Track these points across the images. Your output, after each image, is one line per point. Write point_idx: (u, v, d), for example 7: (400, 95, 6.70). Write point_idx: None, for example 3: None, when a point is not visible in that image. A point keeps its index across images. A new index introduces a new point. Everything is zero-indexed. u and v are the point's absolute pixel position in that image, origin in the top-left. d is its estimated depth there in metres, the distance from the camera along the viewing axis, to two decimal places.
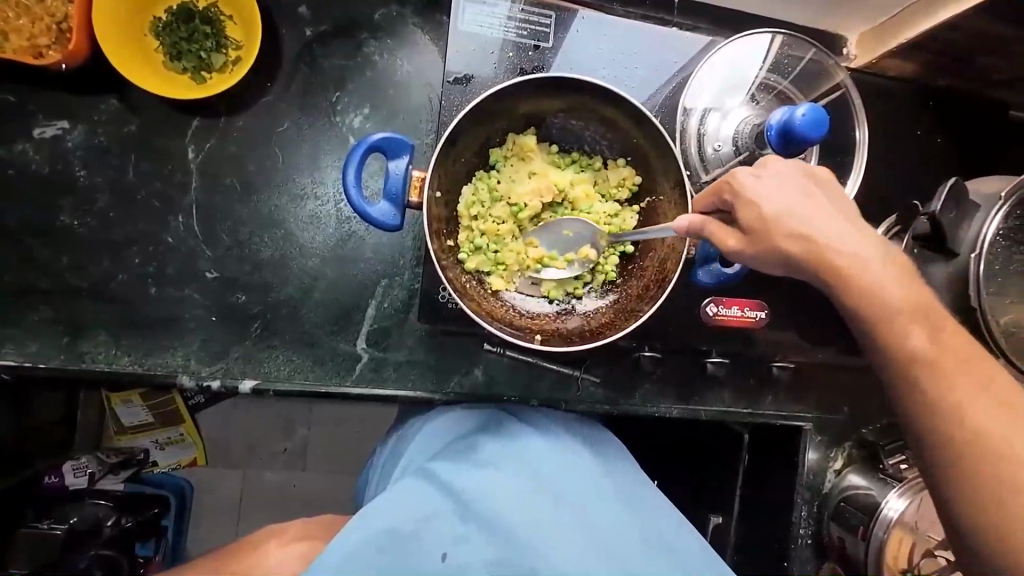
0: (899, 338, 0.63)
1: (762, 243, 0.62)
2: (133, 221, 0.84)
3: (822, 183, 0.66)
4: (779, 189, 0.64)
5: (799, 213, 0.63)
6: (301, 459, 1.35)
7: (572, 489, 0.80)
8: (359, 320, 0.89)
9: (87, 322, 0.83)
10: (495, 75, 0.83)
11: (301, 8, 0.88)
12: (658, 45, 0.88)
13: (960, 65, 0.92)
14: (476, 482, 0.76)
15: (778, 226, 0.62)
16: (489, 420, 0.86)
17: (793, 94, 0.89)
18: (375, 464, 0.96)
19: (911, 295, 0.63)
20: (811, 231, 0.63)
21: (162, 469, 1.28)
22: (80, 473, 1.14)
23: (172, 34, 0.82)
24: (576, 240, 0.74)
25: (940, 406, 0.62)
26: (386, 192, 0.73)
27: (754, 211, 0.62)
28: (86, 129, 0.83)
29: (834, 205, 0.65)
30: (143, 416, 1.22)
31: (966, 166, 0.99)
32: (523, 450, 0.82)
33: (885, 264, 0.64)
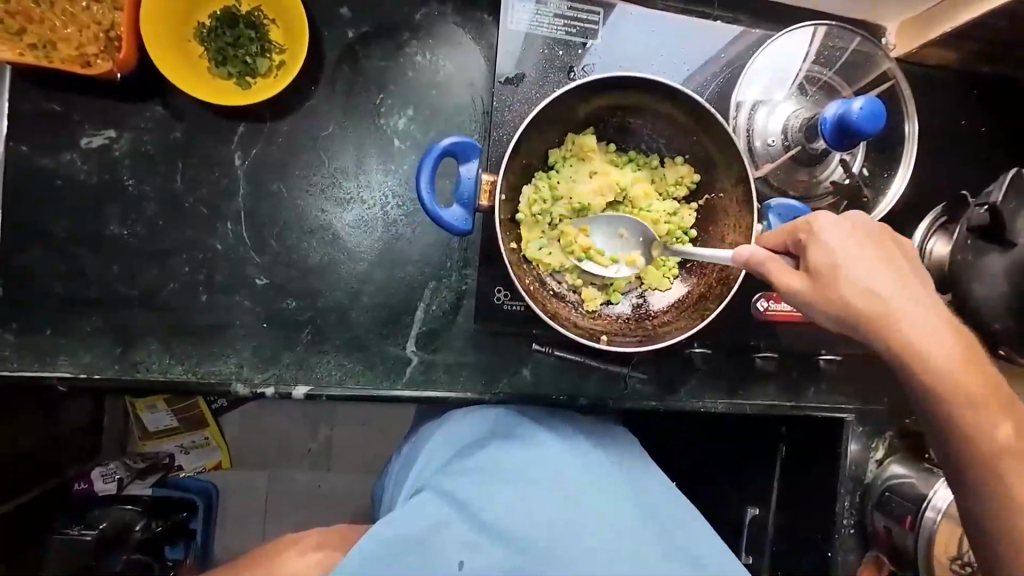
0: (984, 421, 0.63)
1: (833, 291, 0.62)
2: (182, 229, 0.84)
3: (891, 244, 0.67)
4: (867, 267, 0.63)
5: (897, 293, 0.63)
6: (328, 460, 1.36)
7: (588, 498, 0.76)
8: (408, 323, 0.89)
9: (139, 331, 0.83)
10: (543, 73, 0.82)
11: (343, 9, 0.87)
12: (703, 39, 0.87)
13: (1007, 52, 0.91)
14: (491, 490, 0.74)
15: (846, 279, 0.62)
16: (507, 422, 0.84)
17: (839, 84, 0.89)
18: (392, 470, 0.95)
19: (976, 377, 0.63)
20: (881, 297, 0.63)
21: (188, 473, 1.28)
22: (109, 478, 1.17)
23: (216, 39, 0.81)
24: (630, 245, 0.73)
25: (1012, 493, 0.61)
26: (457, 196, 0.72)
27: (826, 253, 0.62)
28: (132, 137, 0.82)
29: (893, 261, 0.65)
30: (168, 420, 1.22)
31: (1010, 154, 0.99)
32: (539, 454, 0.79)
33: (927, 318, 0.64)
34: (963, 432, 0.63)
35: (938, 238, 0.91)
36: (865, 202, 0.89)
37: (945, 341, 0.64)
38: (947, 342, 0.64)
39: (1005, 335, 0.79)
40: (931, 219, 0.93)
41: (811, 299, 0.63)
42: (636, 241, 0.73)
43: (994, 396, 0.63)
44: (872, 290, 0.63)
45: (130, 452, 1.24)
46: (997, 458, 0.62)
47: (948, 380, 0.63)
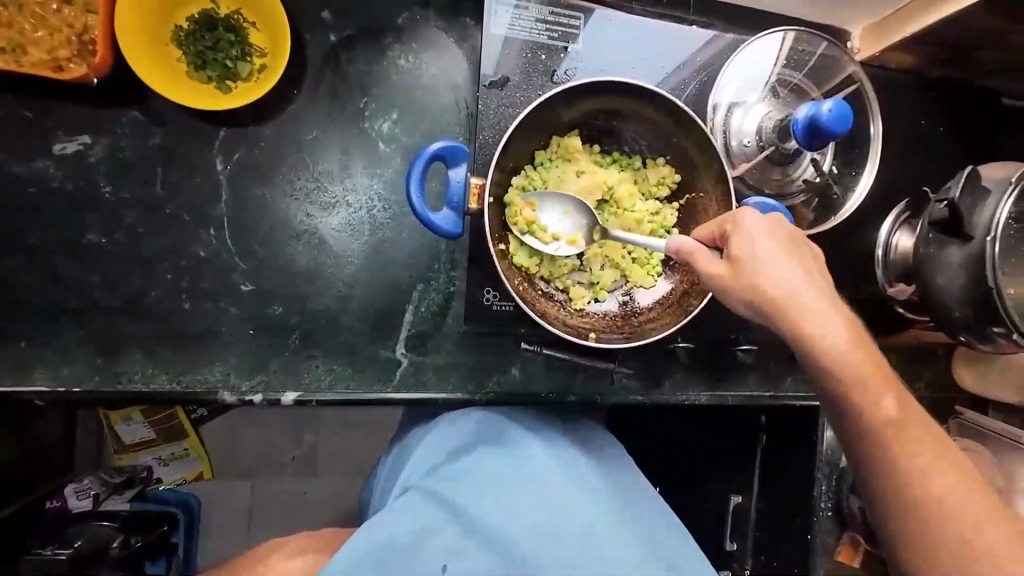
0: (869, 405, 0.64)
1: (744, 278, 0.65)
2: (163, 235, 0.82)
3: (802, 242, 0.68)
4: (778, 262, 0.65)
5: (801, 290, 0.65)
6: (314, 465, 1.34)
7: (574, 502, 0.75)
8: (398, 325, 0.89)
9: (121, 341, 0.81)
10: (527, 77, 0.84)
11: (325, 12, 0.86)
12: (679, 43, 0.90)
13: (961, 56, 0.96)
14: (479, 492, 0.74)
15: (753, 270, 0.65)
16: (493, 426, 0.83)
17: (808, 86, 0.93)
18: (381, 470, 0.96)
19: (870, 369, 0.65)
20: (790, 288, 0.64)
21: (168, 486, 1.26)
22: (84, 495, 1.13)
23: (195, 43, 0.80)
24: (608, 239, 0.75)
25: (905, 471, 0.63)
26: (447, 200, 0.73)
27: (746, 248, 0.65)
28: (109, 142, 0.80)
29: (801, 259, 0.66)
30: (145, 432, 1.19)
31: (965, 152, 1.05)
32: (525, 458, 0.79)
33: (831, 315, 0.65)
34: (859, 417, 0.64)
35: (903, 232, 0.97)
36: (834, 198, 0.94)
37: (828, 337, 0.64)
38: (844, 337, 0.65)
39: (964, 323, 0.84)
40: (895, 215, 0.98)
41: (723, 281, 0.66)
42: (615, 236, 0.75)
43: (883, 379, 0.65)
44: (789, 280, 0.65)
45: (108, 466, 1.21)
46: (887, 449, 0.63)
47: (845, 370, 0.64)
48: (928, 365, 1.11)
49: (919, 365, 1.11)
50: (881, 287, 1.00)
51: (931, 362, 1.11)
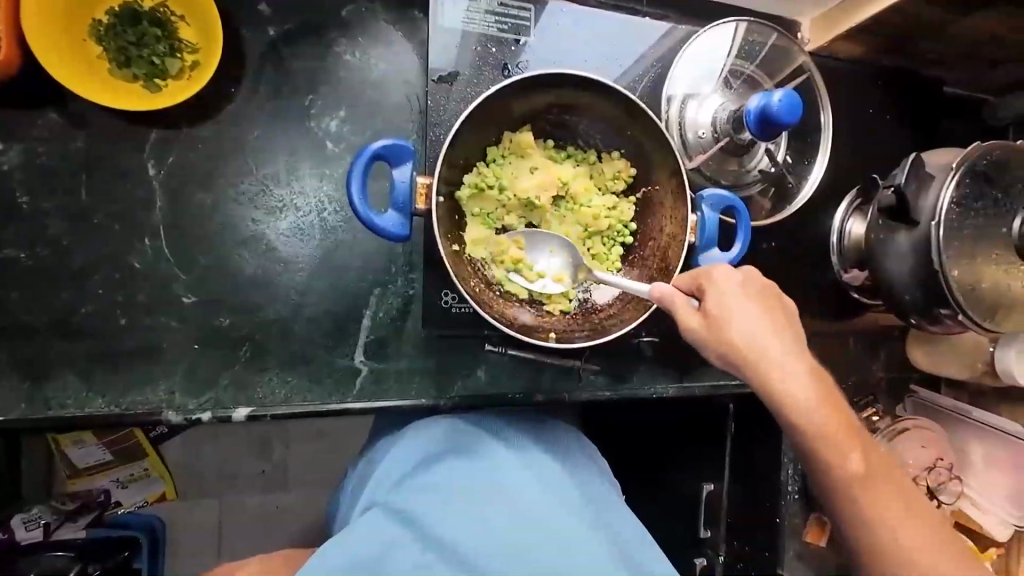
0: (840, 470, 0.64)
1: (722, 333, 0.65)
2: (92, 247, 0.76)
3: (775, 297, 0.69)
4: (746, 318, 0.65)
5: (770, 349, 0.65)
6: (281, 480, 1.29)
7: (545, 508, 0.72)
8: (355, 332, 0.86)
9: (50, 363, 0.75)
10: (479, 71, 0.81)
11: (261, 5, 0.82)
12: (633, 35, 0.89)
13: (905, 46, 0.99)
14: (448, 503, 0.70)
15: (725, 328, 0.65)
16: (460, 437, 0.81)
17: (760, 77, 0.93)
18: (347, 484, 0.93)
19: (841, 431, 0.64)
20: (754, 343, 0.65)
21: (128, 509, 1.19)
22: (33, 525, 1.07)
23: (116, 38, 0.74)
24: (559, 262, 0.74)
25: (885, 538, 0.62)
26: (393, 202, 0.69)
27: (720, 304, 0.65)
28: (24, 148, 0.74)
29: (771, 316, 0.67)
30: (100, 455, 1.12)
31: (911, 140, 1.08)
32: (493, 465, 0.77)
33: (802, 372, 0.66)
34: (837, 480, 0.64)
35: (855, 219, 0.99)
36: (789, 188, 0.95)
37: (802, 399, 0.65)
38: (815, 398, 0.65)
39: (913, 305, 0.86)
40: (846, 203, 1.00)
41: (698, 332, 0.66)
42: (568, 261, 0.73)
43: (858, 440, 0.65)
44: (759, 338, 0.65)
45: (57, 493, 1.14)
46: (861, 507, 0.63)
47: (811, 428, 0.64)
48: (884, 347, 1.15)
49: (876, 347, 1.14)
50: (837, 273, 1.02)
51: (888, 345, 1.14)
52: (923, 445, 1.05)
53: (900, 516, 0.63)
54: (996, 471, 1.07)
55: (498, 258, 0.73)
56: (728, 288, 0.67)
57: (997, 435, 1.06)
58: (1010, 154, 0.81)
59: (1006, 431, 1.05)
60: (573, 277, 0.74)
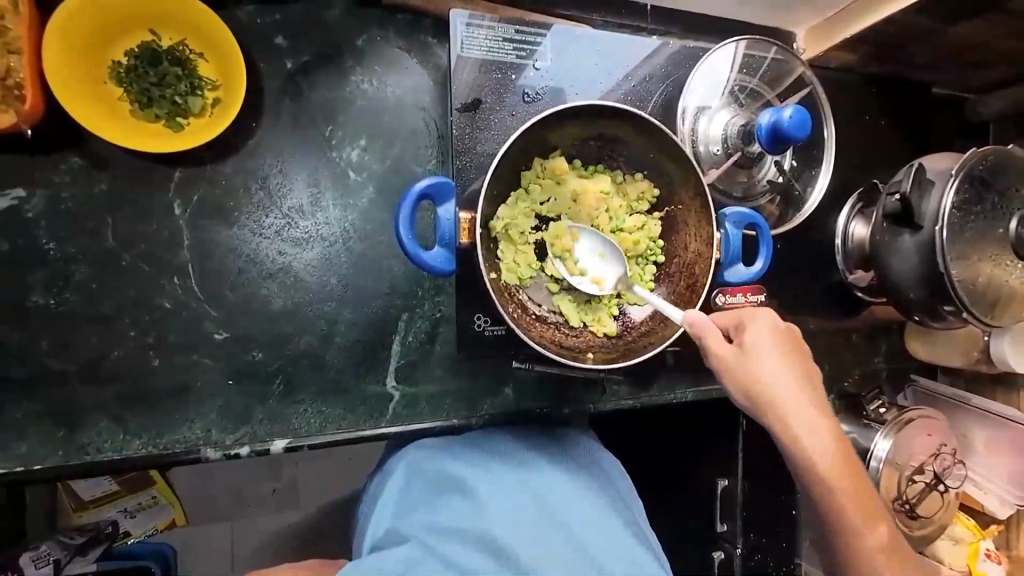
0: (850, 505, 0.69)
1: (755, 371, 0.69)
2: (120, 290, 0.76)
3: (799, 343, 0.72)
4: (773, 363, 0.70)
5: (796, 400, 0.69)
6: (293, 498, 1.30)
7: (555, 526, 0.76)
8: (386, 357, 0.87)
9: (83, 409, 0.74)
10: (496, 97, 0.83)
11: (278, 38, 0.82)
12: (642, 54, 0.91)
13: (896, 54, 1.03)
14: (459, 532, 0.74)
15: (747, 372, 0.69)
16: (471, 452, 0.85)
17: (763, 91, 0.97)
18: (364, 496, 0.93)
19: (848, 474, 0.70)
20: (769, 387, 0.69)
21: (137, 538, 1.19)
22: (43, 562, 1.05)
23: (139, 80, 0.74)
24: (605, 268, 0.77)
25: (868, 569, 0.69)
26: (438, 238, 0.70)
27: (757, 343, 0.70)
28: (48, 193, 0.73)
29: (796, 364, 0.70)
30: (107, 484, 1.13)
31: (903, 142, 1.13)
32: (504, 481, 0.81)
33: (813, 419, 0.70)
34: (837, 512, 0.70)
35: (858, 221, 1.04)
36: (797, 195, 0.99)
37: (825, 451, 0.69)
38: (830, 440, 0.70)
39: (917, 303, 0.91)
40: (848, 207, 1.05)
41: (734, 368, 0.69)
42: (612, 269, 0.77)
43: (859, 479, 0.70)
44: (786, 386, 0.69)
45: (64, 527, 1.13)
46: (852, 548, 0.70)
47: (826, 469, 0.69)
48: (885, 340, 1.20)
49: (878, 341, 1.19)
50: (841, 274, 1.08)
51: (887, 337, 1.20)
52: (927, 433, 1.11)
53: (891, 560, 0.69)
54: (992, 452, 1.14)
55: (549, 239, 0.75)
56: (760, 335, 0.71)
57: (993, 419, 1.13)
58: (1005, 158, 0.86)
59: (1007, 418, 1.10)
60: (609, 286, 0.76)
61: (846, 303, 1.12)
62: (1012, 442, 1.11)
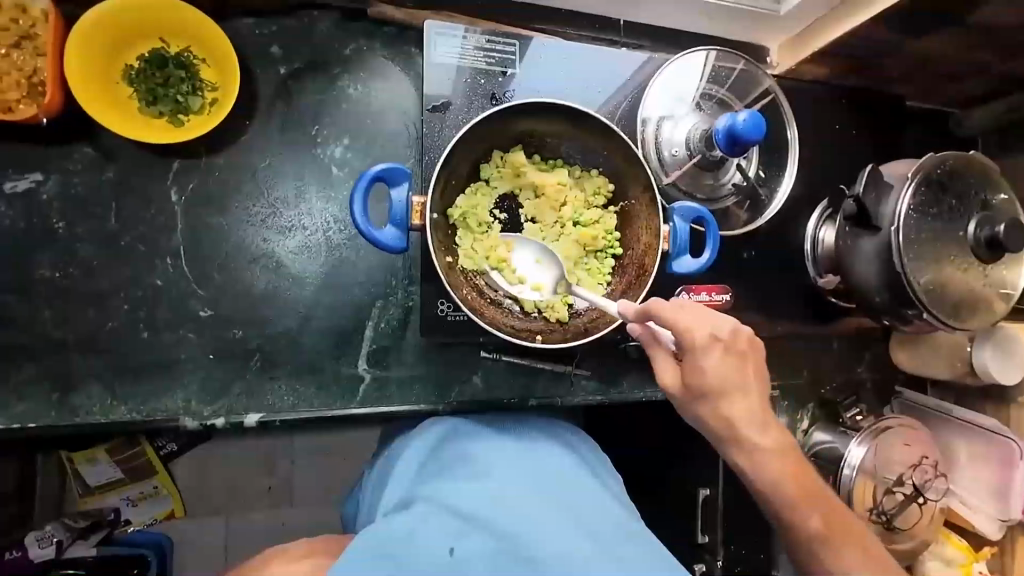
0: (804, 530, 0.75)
1: (699, 382, 0.73)
2: (117, 267, 0.84)
3: (747, 353, 0.75)
4: (716, 377, 0.72)
5: (732, 388, 0.73)
6: (289, 493, 1.35)
7: (566, 496, 0.77)
8: (358, 341, 0.92)
9: (77, 375, 0.81)
10: (467, 100, 0.89)
11: (273, 47, 0.90)
12: (611, 63, 0.96)
13: (865, 67, 1.06)
14: (473, 491, 0.74)
15: (693, 379, 0.73)
16: (474, 433, 0.87)
17: (730, 100, 1.01)
18: (363, 491, 0.93)
19: (791, 476, 0.75)
20: (719, 414, 0.74)
21: (138, 527, 1.25)
22: (47, 543, 1.13)
23: (146, 81, 0.83)
24: (543, 273, 0.81)
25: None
26: (390, 218, 0.75)
27: (693, 361, 0.72)
28: (61, 178, 0.82)
29: (743, 378, 0.74)
30: (111, 472, 1.21)
31: (879, 153, 1.15)
32: (511, 454, 0.83)
33: (757, 433, 0.75)
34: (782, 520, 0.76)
35: (827, 227, 1.06)
36: (762, 200, 1.04)
37: (761, 450, 0.75)
38: (757, 425, 0.75)
39: (883, 306, 0.92)
40: (818, 213, 1.08)
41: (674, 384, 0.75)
42: (549, 274, 0.81)
43: (813, 495, 0.75)
44: (724, 381, 0.73)
45: (71, 512, 1.21)
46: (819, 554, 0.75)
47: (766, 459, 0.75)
48: (868, 349, 1.19)
49: (859, 351, 1.18)
50: (813, 279, 1.09)
51: (870, 347, 1.18)
52: (906, 443, 1.08)
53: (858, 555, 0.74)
54: (977, 464, 1.12)
55: (486, 252, 0.79)
56: (711, 340, 0.72)
57: (977, 431, 1.11)
58: (963, 164, 0.88)
59: (983, 426, 1.10)
60: (551, 289, 0.81)
61: (821, 309, 1.13)
62: (998, 454, 1.08)
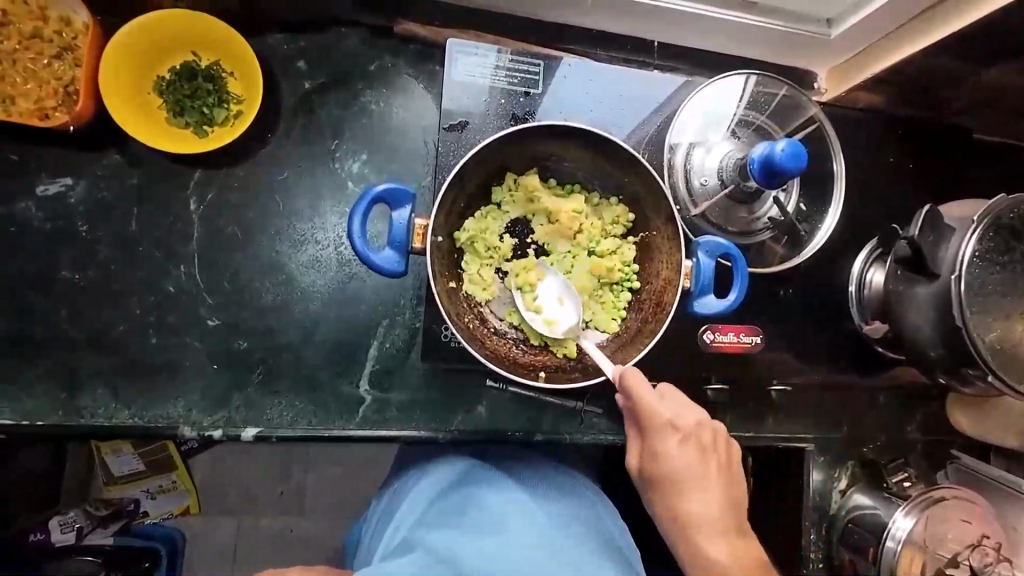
0: None
1: (658, 464, 0.78)
2: (132, 271, 0.85)
3: (713, 449, 0.79)
4: (675, 459, 0.77)
5: (692, 478, 0.77)
6: (300, 502, 1.33)
7: (565, 556, 0.75)
8: (362, 360, 0.89)
9: (85, 376, 0.82)
10: (487, 120, 0.86)
11: (300, 62, 0.91)
12: (641, 85, 0.91)
13: (927, 96, 0.97)
14: (478, 547, 0.73)
15: (654, 461, 0.78)
16: (482, 477, 0.85)
17: (771, 128, 0.94)
18: (371, 518, 0.94)
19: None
20: (677, 505, 0.77)
21: (154, 519, 1.24)
22: (68, 528, 1.15)
23: (175, 92, 0.86)
24: (562, 313, 0.77)
25: None
26: (389, 240, 0.73)
27: (653, 444, 0.77)
28: (89, 183, 0.85)
29: (702, 468, 0.78)
30: (134, 463, 1.20)
31: (939, 189, 1.04)
32: (516, 504, 0.81)
33: (710, 530, 0.76)
34: None
35: (876, 269, 0.96)
36: (802, 236, 0.95)
37: (717, 556, 0.75)
38: (718, 523, 0.77)
39: (938, 362, 0.81)
40: (867, 253, 0.98)
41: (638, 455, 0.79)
42: (570, 317, 0.76)
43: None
44: (686, 469, 0.77)
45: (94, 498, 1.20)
46: None
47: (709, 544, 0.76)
48: (921, 407, 1.06)
49: (909, 408, 1.05)
50: (857, 325, 0.99)
51: (923, 404, 1.06)
52: (964, 519, 0.94)
53: None
54: None
55: (515, 269, 0.77)
56: (670, 425, 0.77)
57: None
58: None
59: None
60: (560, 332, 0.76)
61: (865, 359, 1.02)
62: None
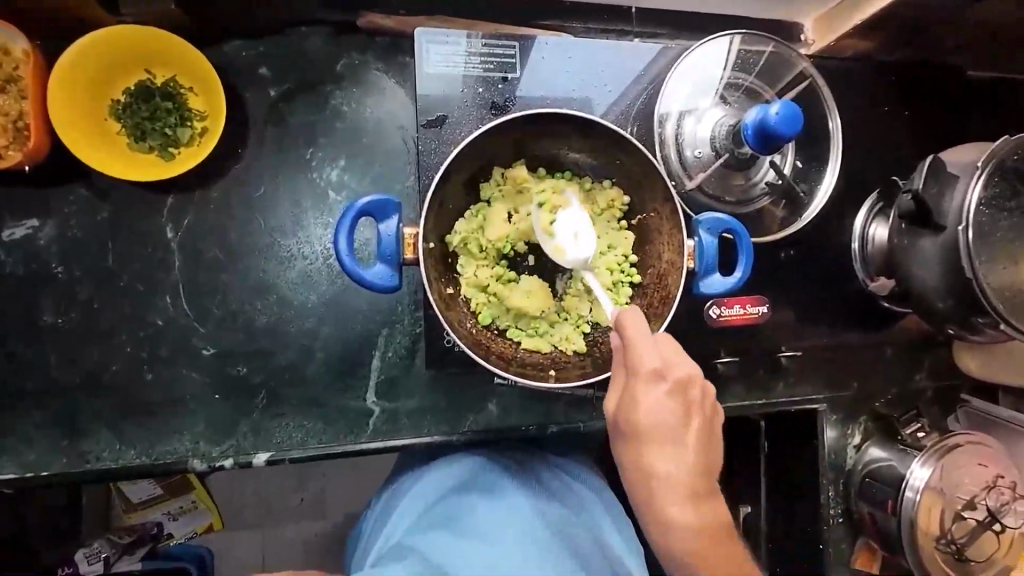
0: None
1: (638, 417, 0.64)
2: (117, 309, 0.82)
3: (697, 404, 0.66)
4: (655, 408, 0.64)
5: (674, 433, 0.65)
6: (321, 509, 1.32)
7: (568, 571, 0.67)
8: (365, 372, 0.88)
9: (85, 420, 0.80)
10: (465, 111, 0.82)
11: (262, 69, 0.86)
12: (622, 57, 0.87)
13: (918, 38, 0.93)
14: (469, 559, 0.66)
15: (632, 419, 0.65)
16: (486, 480, 0.80)
17: (760, 88, 0.91)
18: (368, 520, 0.91)
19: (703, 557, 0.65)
20: (645, 468, 0.65)
21: (179, 540, 1.23)
22: (95, 559, 1.13)
23: (133, 115, 0.81)
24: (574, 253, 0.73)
25: None
26: (379, 254, 0.70)
27: (638, 396, 0.64)
28: (58, 222, 0.80)
29: (686, 433, 0.65)
30: (151, 488, 1.19)
31: (935, 134, 1.01)
32: (518, 508, 0.75)
33: (677, 494, 0.64)
34: None
35: (878, 224, 0.94)
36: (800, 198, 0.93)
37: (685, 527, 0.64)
38: (682, 495, 0.64)
39: (947, 314, 0.80)
40: (868, 207, 0.96)
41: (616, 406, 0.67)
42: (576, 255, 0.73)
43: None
44: (663, 421, 0.64)
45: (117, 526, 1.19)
46: None
47: (702, 510, 0.65)
48: (929, 356, 1.06)
49: (918, 358, 1.05)
50: (862, 281, 0.98)
51: (930, 352, 1.06)
52: (979, 463, 0.95)
53: None
54: None
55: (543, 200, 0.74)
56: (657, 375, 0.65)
57: None
58: None
59: None
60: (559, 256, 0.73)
61: (871, 315, 1.01)
62: None
